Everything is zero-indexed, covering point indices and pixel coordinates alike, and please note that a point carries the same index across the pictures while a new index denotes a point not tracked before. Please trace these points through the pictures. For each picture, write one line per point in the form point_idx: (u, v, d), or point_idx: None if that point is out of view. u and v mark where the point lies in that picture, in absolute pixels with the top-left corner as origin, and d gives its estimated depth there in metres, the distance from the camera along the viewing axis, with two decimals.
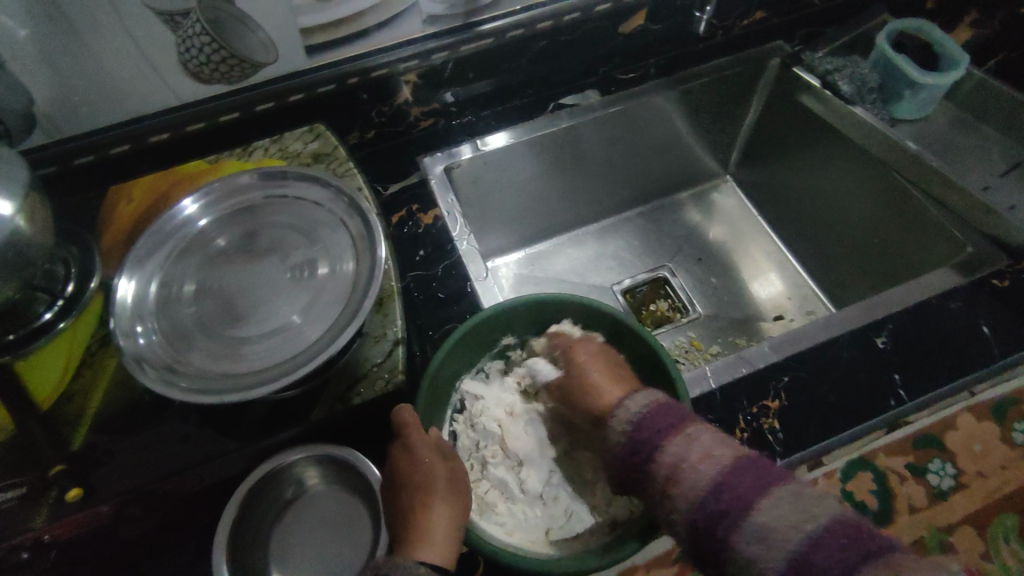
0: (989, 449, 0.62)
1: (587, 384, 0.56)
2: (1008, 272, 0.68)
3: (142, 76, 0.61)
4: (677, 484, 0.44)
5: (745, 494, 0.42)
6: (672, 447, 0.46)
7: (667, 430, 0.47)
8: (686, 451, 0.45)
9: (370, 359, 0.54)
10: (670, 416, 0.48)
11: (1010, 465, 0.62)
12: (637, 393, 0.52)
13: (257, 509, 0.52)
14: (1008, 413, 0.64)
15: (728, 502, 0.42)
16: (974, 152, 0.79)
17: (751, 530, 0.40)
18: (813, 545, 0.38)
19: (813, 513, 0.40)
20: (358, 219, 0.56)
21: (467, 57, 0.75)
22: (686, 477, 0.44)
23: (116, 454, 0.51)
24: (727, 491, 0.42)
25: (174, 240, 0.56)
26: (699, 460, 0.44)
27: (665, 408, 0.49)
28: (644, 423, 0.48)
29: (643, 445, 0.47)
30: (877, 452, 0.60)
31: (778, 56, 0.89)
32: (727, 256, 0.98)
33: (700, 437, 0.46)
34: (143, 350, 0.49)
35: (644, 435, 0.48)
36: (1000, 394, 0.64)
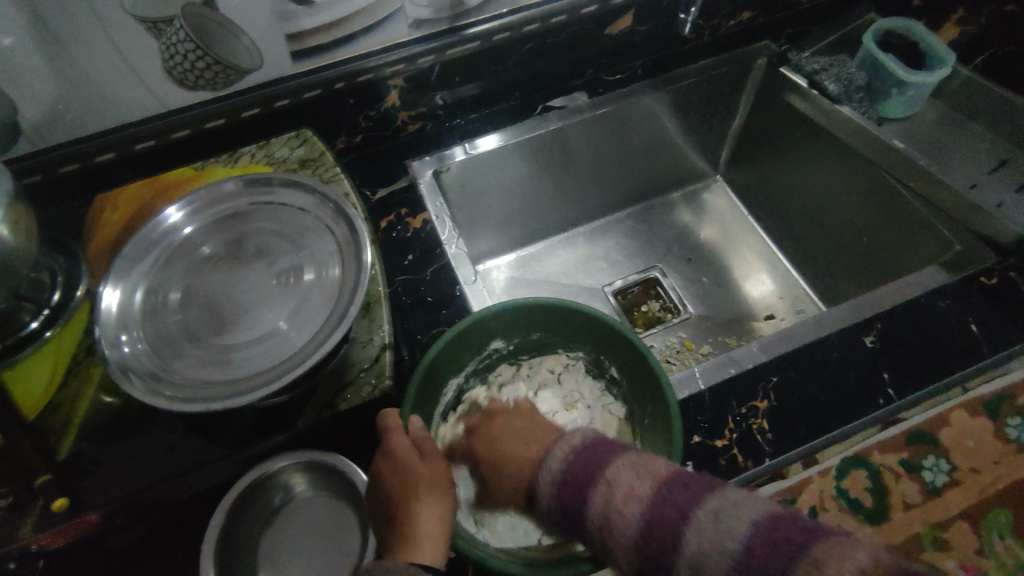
0: (982, 445, 0.62)
1: (512, 438, 0.53)
2: (996, 270, 0.68)
3: (126, 84, 0.60)
4: (611, 534, 0.43)
5: (670, 529, 0.41)
6: (597, 498, 0.44)
7: (587, 482, 0.45)
8: (610, 498, 0.43)
9: (357, 364, 0.54)
10: (587, 464, 0.46)
11: (1004, 461, 0.62)
12: (557, 445, 0.49)
13: (245, 517, 0.52)
14: (1002, 409, 0.64)
15: (660, 538, 0.41)
16: (962, 150, 0.80)
17: (687, 562, 0.40)
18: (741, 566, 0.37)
19: (733, 528, 0.39)
20: (344, 224, 0.56)
21: (453, 60, 0.75)
22: (614, 524, 0.43)
23: (103, 463, 0.50)
24: (655, 528, 0.41)
25: (160, 248, 0.56)
26: (623, 505, 0.43)
27: (585, 454, 0.47)
28: (566, 480, 0.46)
29: (570, 503, 0.45)
30: (872, 450, 0.60)
31: (764, 56, 0.89)
32: (718, 256, 0.98)
33: (620, 477, 0.44)
34: (128, 359, 0.48)
35: (568, 492, 0.45)
36: (995, 389, 0.64)
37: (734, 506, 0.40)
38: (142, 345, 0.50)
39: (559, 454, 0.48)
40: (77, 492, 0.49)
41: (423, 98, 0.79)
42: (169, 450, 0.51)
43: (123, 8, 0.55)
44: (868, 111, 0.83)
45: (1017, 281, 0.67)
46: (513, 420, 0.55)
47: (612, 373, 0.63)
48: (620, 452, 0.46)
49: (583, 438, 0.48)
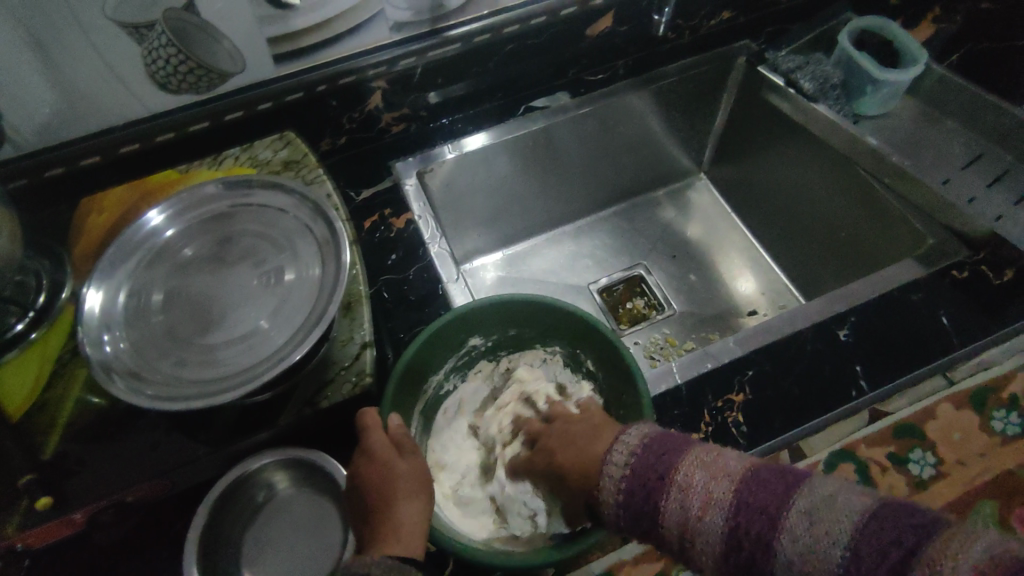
0: (968, 438, 0.64)
1: (572, 438, 0.53)
2: (967, 264, 0.69)
3: (110, 89, 0.61)
4: (693, 541, 0.42)
5: (761, 534, 0.39)
6: (671, 504, 0.43)
7: (658, 485, 0.44)
8: (686, 503, 0.42)
9: (338, 362, 0.55)
10: (660, 465, 0.45)
11: (990, 453, 0.64)
12: (617, 445, 0.48)
13: (228, 514, 0.53)
14: (987, 401, 0.66)
15: (750, 544, 0.40)
16: (937, 145, 0.81)
17: (783, 567, 0.38)
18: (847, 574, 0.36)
19: (832, 532, 0.37)
20: (323, 224, 0.57)
21: (435, 62, 0.76)
22: (697, 531, 0.42)
23: (88, 463, 0.51)
24: (742, 531, 0.40)
25: (142, 250, 0.56)
26: (702, 511, 0.42)
27: (651, 456, 0.46)
28: (634, 484, 0.45)
29: (645, 509, 0.44)
30: (859, 443, 0.62)
31: (743, 55, 0.90)
32: (703, 253, 1.00)
33: (693, 480, 0.43)
34: (110, 359, 0.49)
35: (639, 497, 0.45)
36: (979, 383, 0.67)
37: (827, 505, 0.39)
38: (124, 344, 0.51)
39: (622, 456, 0.47)
40: (62, 491, 0.50)
41: (406, 99, 0.79)
42: (152, 449, 0.52)
43: (104, 13, 0.56)
44: (844, 108, 0.83)
45: (987, 274, 0.68)
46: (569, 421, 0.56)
47: (587, 368, 0.65)
48: (683, 451, 0.45)
49: (645, 437, 0.48)
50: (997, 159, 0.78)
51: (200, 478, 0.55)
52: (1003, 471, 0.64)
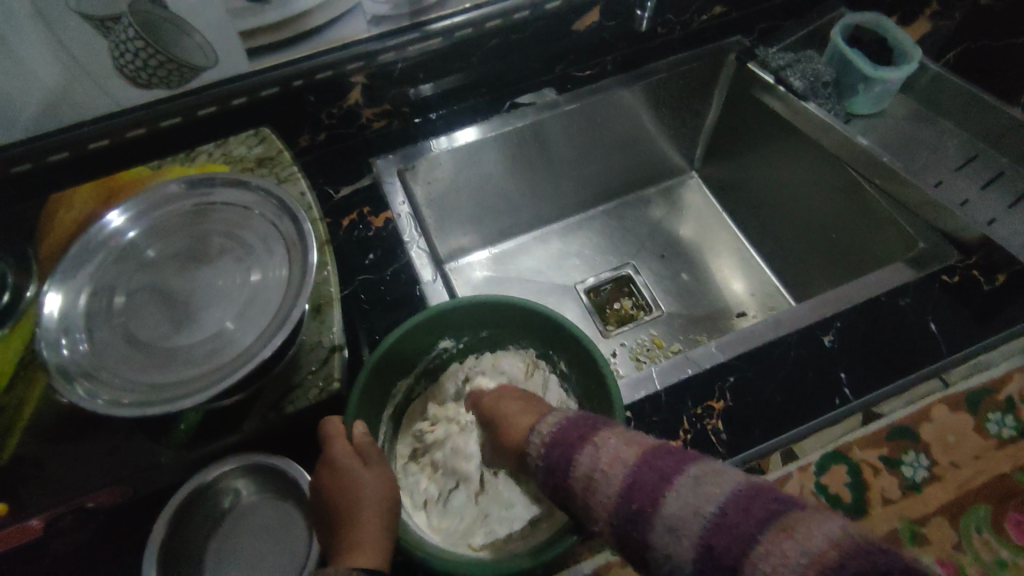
0: (963, 440, 0.62)
1: (509, 409, 0.57)
2: (959, 268, 0.67)
3: (77, 82, 0.59)
4: (594, 495, 0.44)
5: (651, 490, 0.41)
6: (583, 458, 0.46)
7: (576, 443, 0.47)
8: (597, 458, 0.45)
9: (305, 366, 0.53)
10: (581, 428, 0.48)
11: (984, 456, 0.61)
12: (551, 415, 0.53)
13: (191, 520, 0.52)
14: (983, 403, 0.63)
15: (640, 499, 0.41)
16: (930, 146, 0.79)
17: (663, 523, 0.39)
18: (716, 525, 0.36)
19: (712, 491, 0.38)
20: (289, 221, 0.56)
21: (416, 58, 0.74)
22: (600, 483, 0.44)
23: (47, 468, 0.50)
24: (635, 488, 0.41)
25: (105, 250, 0.55)
26: (610, 466, 0.44)
27: (578, 423, 0.49)
28: (556, 441, 0.49)
29: (558, 463, 0.47)
30: (852, 445, 0.60)
31: (734, 50, 0.88)
32: (692, 253, 0.98)
33: (609, 442, 0.46)
34: (68, 362, 0.48)
35: (557, 452, 0.48)
36: (976, 385, 0.64)
37: (716, 473, 0.40)
38: (84, 347, 0.49)
39: (553, 421, 0.51)
40: (18, 498, 0.49)
41: (387, 94, 0.77)
42: (112, 453, 0.50)
43: (71, 8, 0.54)
44: (835, 107, 0.82)
45: (978, 279, 0.66)
46: (507, 395, 0.59)
47: (561, 369, 0.63)
48: (611, 424, 0.48)
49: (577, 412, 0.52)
50: (991, 161, 0.77)
51: (164, 482, 0.54)
52: (996, 475, 0.61)
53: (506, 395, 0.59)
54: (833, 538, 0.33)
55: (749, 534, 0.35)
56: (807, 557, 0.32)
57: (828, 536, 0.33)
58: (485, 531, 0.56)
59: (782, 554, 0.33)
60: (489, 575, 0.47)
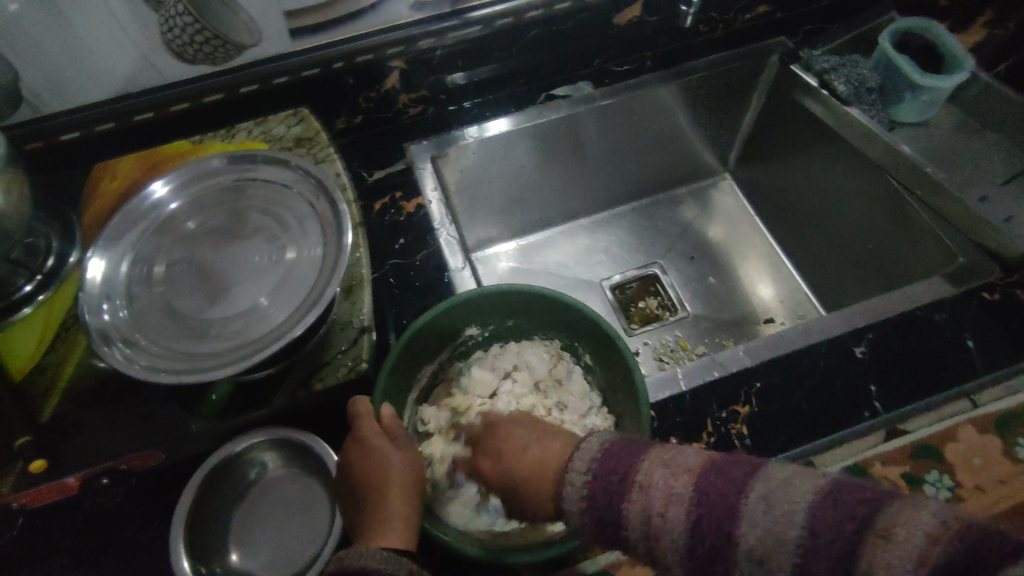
0: (988, 464, 0.58)
1: (522, 445, 0.50)
2: (999, 286, 0.66)
3: (127, 55, 0.60)
4: (660, 541, 0.40)
5: (720, 524, 0.37)
6: (635, 505, 0.41)
7: (619, 488, 0.41)
8: (648, 503, 0.40)
9: (335, 345, 0.54)
10: (617, 468, 0.42)
11: (1012, 480, 0.57)
12: (576, 450, 0.45)
13: (219, 489, 0.53)
14: (1012, 428, 0.60)
15: (714, 539, 0.38)
16: (977, 159, 0.77)
17: (745, 555, 0.37)
18: (808, 549, 0.35)
19: (788, 513, 0.36)
20: (325, 201, 0.56)
21: (456, 45, 0.74)
22: (660, 529, 0.39)
23: (83, 428, 0.52)
24: (706, 529, 0.38)
25: (147, 221, 0.56)
26: (665, 511, 0.39)
27: (612, 461, 0.43)
28: (594, 492, 0.42)
29: (607, 516, 0.42)
30: (872, 461, 0.58)
31: (777, 51, 0.87)
32: (721, 256, 0.97)
33: (654, 479, 0.41)
34: (108, 326, 0.49)
35: (602, 503, 0.42)
36: (1005, 407, 0.61)
37: (782, 486, 0.37)
38: (123, 313, 0.51)
39: (585, 455, 0.45)
40: (56, 455, 0.51)
41: (424, 81, 0.78)
42: (147, 419, 0.52)
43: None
44: (879, 114, 0.80)
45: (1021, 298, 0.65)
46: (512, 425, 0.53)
47: (586, 363, 0.63)
48: (647, 451, 0.43)
49: (601, 438, 0.45)
50: None
51: (193, 450, 0.55)
52: None
53: (510, 420, 0.54)
54: (929, 532, 0.32)
55: (847, 549, 0.34)
56: (911, 561, 0.31)
57: (924, 531, 0.32)
58: (500, 521, 0.55)
59: (886, 564, 0.32)
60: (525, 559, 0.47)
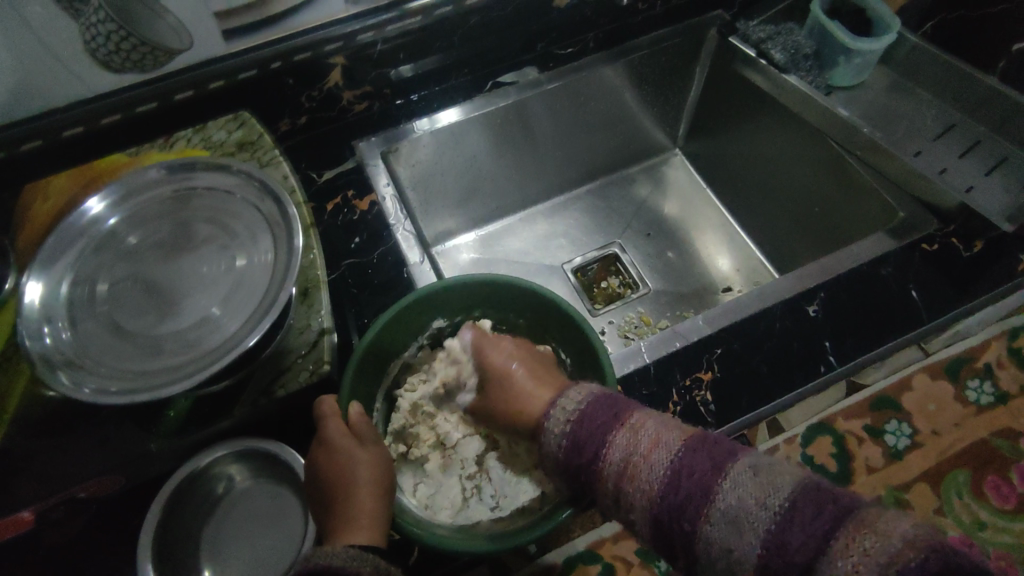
0: (944, 408, 0.70)
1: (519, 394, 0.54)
2: (938, 236, 0.69)
3: (47, 68, 0.57)
4: (632, 481, 0.42)
5: (703, 478, 0.40)
6: (619, 441, 0.44)
7: (609, 424, 0.45)
8: (634, 442, 0.44)
9: (293, 350, 0.53)
10: (610, 408, 0.46)
11: (963, 422, 0.70)
12: (569, 390, 0.50)
13: (187, 507, 0.52)
14: (962, 372, 0.73)
15: (692, 486, 0.40)
16: (910, 117, 0.80)
17: (720, 514, 0.39)
18: (785, 521, 0.37)
19: (775, 484, 0.38)
20: (272, 202, 0.55)
21: (396, 38, 0.72)
22: (640, 468, 0.42)
23: (35, 460, 0.50)
24: (683, 476, 0.41)
25: (85, 239, 0.54)
26: (650, 450, 0.43)
27: (605, 402, 0.47)
28: (583, 420, 0.47)
29: (587, 443, 0.45)
30: (837, 417, 0.68)
31: (715, 26, 0.89)
32: (678, 230, 0.99)
33: (645, 424, 0.44)
34: (50, 351, 0.47)
35: (585, 430, 0.46)
36: (953, 355, 0.73)
37: (773, 468, 0.40)
38: (66, 335, 0.49)
39: (579, 395, 0.49)
40: (7, 490, 0.49)
41: (368, 76, 0.76)
42: (102, 444, 0.50)
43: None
44: (816, 79, 0.83)
45: (957, 246, 0.68)
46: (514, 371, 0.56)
47: (564, 361, 0.63)
48: (640, 407, 0.47)
49: (597, 387, 0.50)
50: (970, 130, 0.77)
51: (155, 471, 0.53)
52: (974, 439, 0.70)
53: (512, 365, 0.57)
54: (909, 537, 0.34)
55: (822, 532, 0.35)
56: (885, 555, 0.33)
57: (905, 537, 0.34)
58: (462, 515, 0.56)
59: (861, 552, 0.33)
60: (469, 548, 0.47)
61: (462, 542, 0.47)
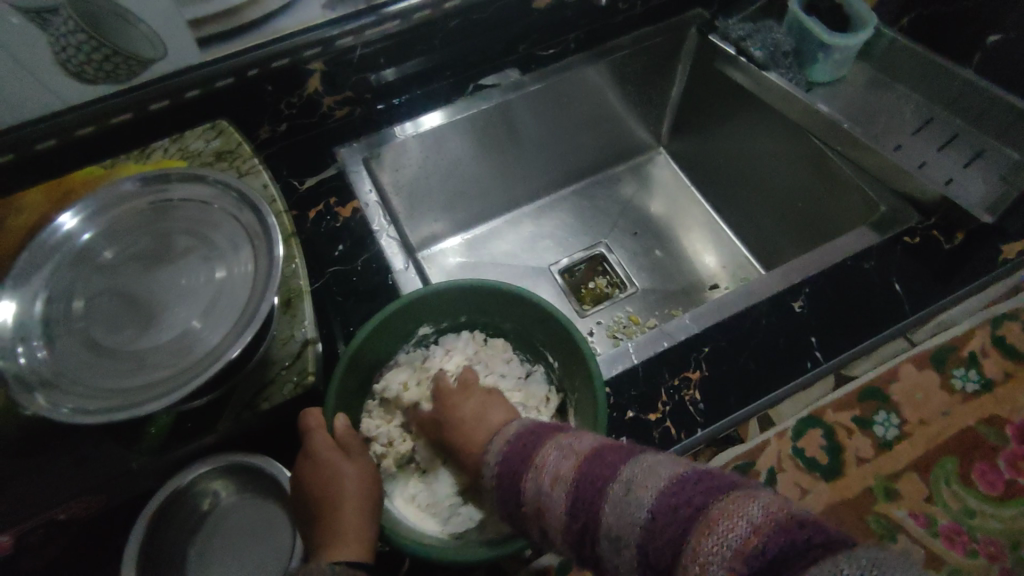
0: (930, 396, 0.70)
1: (461, 412, 0.54)
2: (919, 229, 0.69)
3: (17, 80, 0.56)
4: (546, 521, 0.41)
5: (592, 505, 0.38)
6: (529, 485, 0.42)
7: (519, 468, 0.43)
8: (540, 483, 0.41)
9: (277, 362, 0.52)
10: (522, 451, 0.45)
11: (950, 410, 0.71)
12: (504, 431, 0.48)
13: (171, 525, 0.51)
14: (947, 361, 0.73)
15: (584, 517, 0.38)
16: (889, 111, 0.81)
17: (607, 536, 0.37)
18: (648, 532, 0.35)
19: (641, 497, 0.36)
20: (251, 212, 0.54)
21: (376, 43, 0.72)
22: (547, 509, 0.40)
23: (13, 483, 0.48)
24: (579, 506, 0.39)
25: (59, 255, 0.53)
26: (552, 486, 0.41)
27: (518, 446, 0.45)
28: (503, 470, 0.45)
29: (507, 492, 0.44)
30: (827, 409, 0.67)
31: (695, 24, 0.89)
32: (663, 227, 0.99)
33: (547, 460, 0.42)
34: (26, 370, 0.46)
35: (505, 482, 0.44)
36: (939, 345, 0.73)
37: (647, 469, 0.37)
38: (42, 354, 0.48)
39: (501, 440, 0.47)
40: None
41: (348, 82, 0.75)
42: (82, 465, 0.49)
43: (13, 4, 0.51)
44: (795, 75, 0.83)
45: (939, 238, 0.69)
46: (458, 390, 0.56)
47: (552, 364, 0.63)
48: (548, 436, 0.45)
49: (519, 427, 0.48)
50: (947, 124, 0.78)
51: (138, 489, 0.52)
52: (960, 426, 0.71)
53: (462, 411, 0.54)
54: (754, 524, 0.31)
55: (677, 535, 0.33)
56: (730, 549, 0.31)
57: (749, 521, 0.31)
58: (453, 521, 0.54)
59: (706, 552, 0.31)
60: (460, 559, 0.46)
61: (446, 551, 0.47)
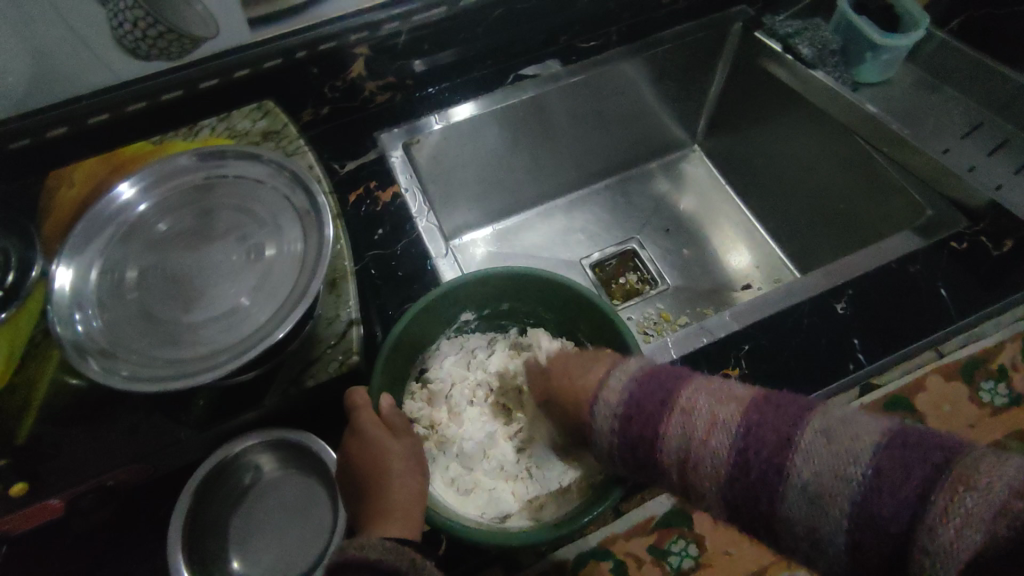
0: (957, 409, 0.70)
1: (572, 363, 0.53)
2: (966, 234, 0.68)
3: (74, 53, 0.56)
4: (693, 470, 0.40)
5: (773, 456, 0.38)
6: (674, 428, 0.42)
7: (658, 411, 0.43)
8: (689, 427, 0.41)
9: (324, 341, 0.53)
10: (657, 391, 0.44)
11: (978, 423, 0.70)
12: (613, 376, 0.47)
13: (216, 495, 0.52)
14: (975, 373, 0.72)
15: (760, 467, 0.38)
16: (937, 114, 0.79)
17: (800, 491, 0.36)
18: (872, 491, 0.34)
19: (851, 450, 0.36)
20: (303, 193, 0.55)
21: (421, 29, 0.72)
22: (700, 458, 0.40)
23: (64, 447, 0.49)
24: (749, 457, 0.38)
25: (114, 226, 0.54)
26: (708, 433, 0.40)
27: (652, 383, 0.45)
28: (631, 411, 0.44)
29: (640, 439, 0.43)
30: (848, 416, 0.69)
31: (739, 19, 0.88)
32: (696, 225, 0.98)
33: (697, 404, 0.42)
34: (82, 337, 0.47)
35: (637, 427, 0.43)
36: (967, 356, 0.73)
37: (847, 426, 0.37)
38: (96, 322, 0.48)
39: (623, 379, 0.46)
40: (38, 475, 0.48)
41: (389, 68, 0.75)
42: (131, 433, 0.50)
43: None
44: (842, 75, 0.82)
45: (986, 245, 0.67)
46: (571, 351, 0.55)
47: None
48: (688, 380, 0.44)
49: (641, 366, 0.47)
50: (997, 129, 0.77)
51: (183, 460, 0.53)
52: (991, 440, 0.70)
53: (576, 359, 0.53)
54: (1014, 486, 0.31)
55: (916, 496, 0.33)
56: (993, 511, 0.31)
57: (1008, 483, 0.31)
58: (492, 507, 0.55)
59: (962, 512, 0.31)
60: (491, 542, 0.46)
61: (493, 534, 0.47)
